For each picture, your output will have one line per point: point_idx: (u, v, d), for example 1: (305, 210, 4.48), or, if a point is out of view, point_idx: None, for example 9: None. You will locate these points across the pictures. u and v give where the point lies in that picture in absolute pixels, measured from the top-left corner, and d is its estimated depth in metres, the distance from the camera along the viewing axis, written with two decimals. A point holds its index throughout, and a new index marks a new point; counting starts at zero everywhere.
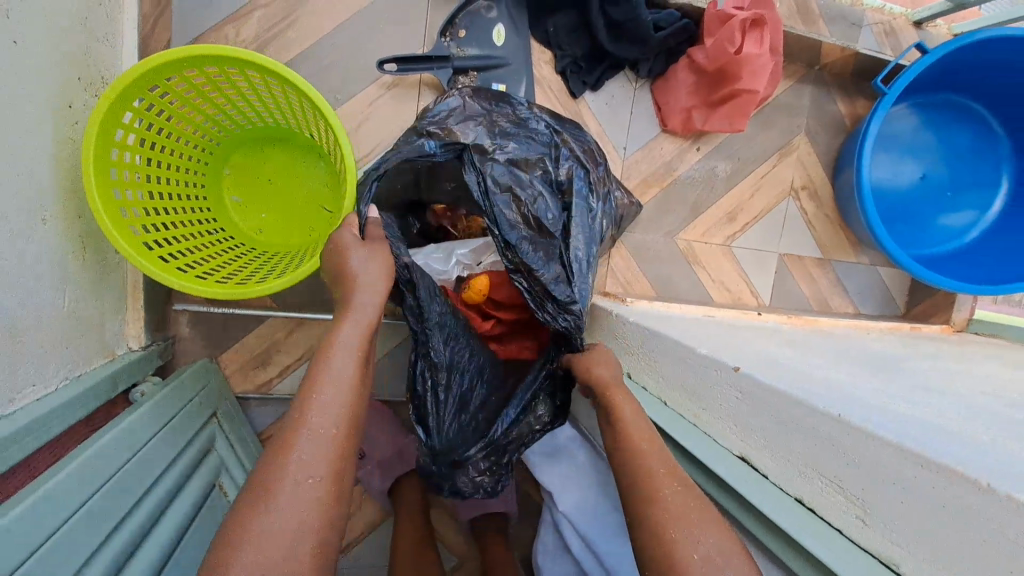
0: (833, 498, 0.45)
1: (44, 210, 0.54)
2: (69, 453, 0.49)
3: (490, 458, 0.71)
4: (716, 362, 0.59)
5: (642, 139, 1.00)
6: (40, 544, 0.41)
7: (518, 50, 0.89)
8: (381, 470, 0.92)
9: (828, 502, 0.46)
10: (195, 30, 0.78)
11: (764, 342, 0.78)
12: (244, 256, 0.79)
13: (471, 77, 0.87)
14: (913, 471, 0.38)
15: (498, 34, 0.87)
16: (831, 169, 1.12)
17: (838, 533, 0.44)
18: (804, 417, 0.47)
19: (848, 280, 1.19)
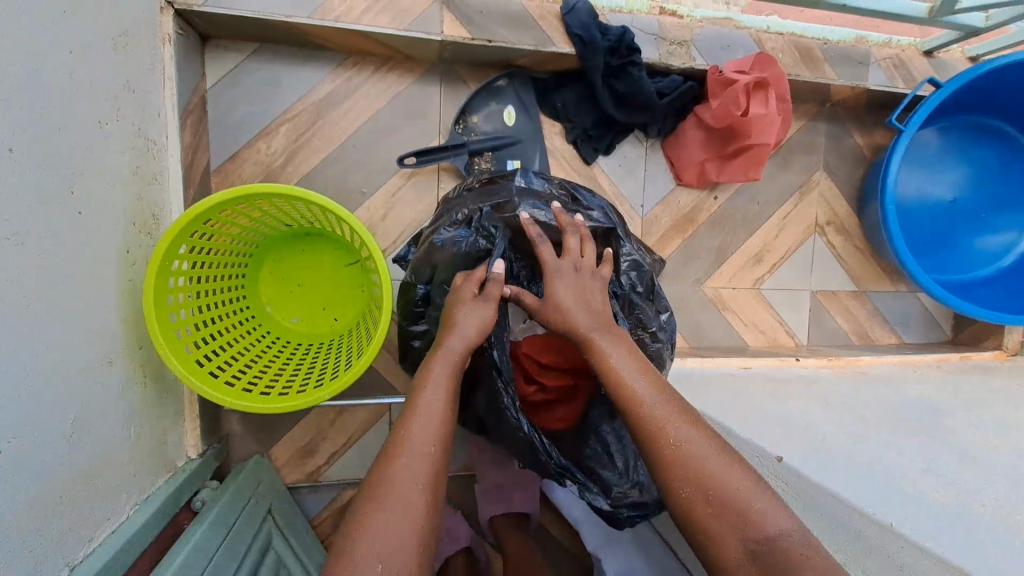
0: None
1: (111, 351, 0.59)
2: None
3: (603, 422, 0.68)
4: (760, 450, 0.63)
5: (658, 194, 1.01)
6: None
7: (529, 127, 0.93)
8: None
9: None
10: (231, 149, 0.85)
11: (804, 401, 0.77)
12: (281, 353, 0.83)
13: (487, 157, 0.90)
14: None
15: (508, 115, 0.91)
16: (855, 201, 1.11)
17: None
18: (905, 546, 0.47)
19: (888, 310, 1.15)
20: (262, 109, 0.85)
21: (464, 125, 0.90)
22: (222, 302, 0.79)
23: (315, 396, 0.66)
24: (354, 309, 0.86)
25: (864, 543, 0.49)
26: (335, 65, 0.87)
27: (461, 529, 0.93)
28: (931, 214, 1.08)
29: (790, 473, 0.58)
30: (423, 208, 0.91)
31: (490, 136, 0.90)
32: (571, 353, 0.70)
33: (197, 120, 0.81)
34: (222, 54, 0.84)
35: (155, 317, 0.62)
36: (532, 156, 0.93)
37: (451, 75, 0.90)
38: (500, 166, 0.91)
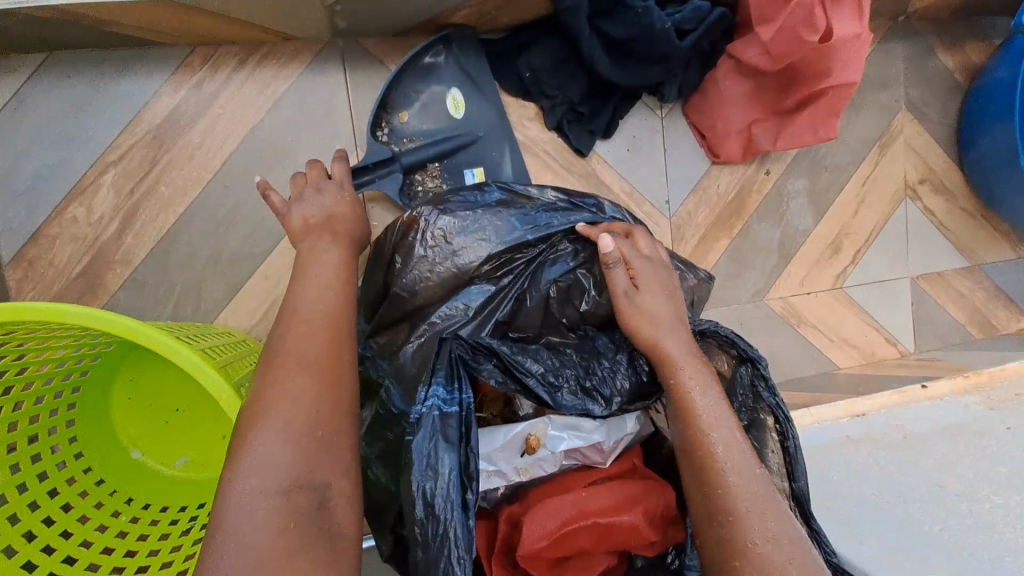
0: None
1: None
2: None
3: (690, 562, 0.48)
4: None
5: (688, 181, 0.71)
6: None
7: (486, 112, 0.61)
8: None
9: None
10: (32, 224, 0.54)
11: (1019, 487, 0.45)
12: (148, 525, 0.53)
13: (434, 171, 0.60)
14: None
15: (454, 102, 0.60)
16: (952, 146, 0.80)
17: None
18: None
19: (1011, 286, 0.85)
20: (71, 154, 0.55)
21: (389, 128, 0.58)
22: (47, 472, 0.48)
23: None
24: None
25: None
26: (178, 67, 0.56)
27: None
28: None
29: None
30: None
31: (432, 140, 0.59)
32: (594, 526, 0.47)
33: None
34: None
35: None
36: (502, 157, 0.62)
37: (359, 56, 0.60)
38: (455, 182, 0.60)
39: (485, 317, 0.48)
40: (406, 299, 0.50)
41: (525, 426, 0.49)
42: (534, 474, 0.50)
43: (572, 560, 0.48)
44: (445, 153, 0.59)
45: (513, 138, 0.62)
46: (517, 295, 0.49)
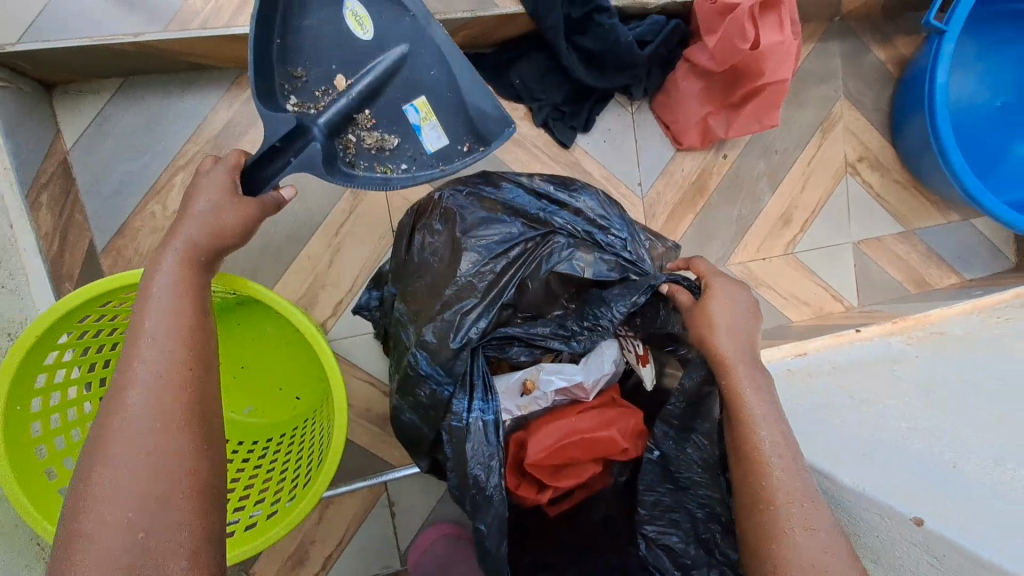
0: None
1: None
2: None
3: (661, 481, 0.57)
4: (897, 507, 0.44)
5: (657, 166, 0.84)
6: None
7: (398, 15, 0.53)
8: None
9: None
10: (116, 221, 0.67)
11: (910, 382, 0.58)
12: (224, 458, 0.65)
13: (365, 117, 0.54)
14: None
15: (358, 23, 0.53)
16: (886, 128, 0.93)
17: None
18: None
19: (942, 246, 0.98)
20: (147, 162, 0.67)
21: (300, 98, 0.53)
22: None
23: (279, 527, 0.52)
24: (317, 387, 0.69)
25: None
26: (229, 85, 0.68)
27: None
28: (989, 124, 0.86)
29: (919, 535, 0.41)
30: (378, 242, 0.74)
31: (354, 82, 0.53)
32: (583, 444, 0.60)
33: (60, 195, 0.63)
34: (77, 101, 0.65)
35: (15, 486, 0.45)
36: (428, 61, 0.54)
37: None
38: (404, 129, 0.55)
39: (493, 298, 0.58)
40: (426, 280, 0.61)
41: (522, 372, 0.62)
42: (533, 409, 0.62)
43: (567, 470, 0.62)
44: (370, 95, 0.53)
45: (465, 60, 0.53)
46: (519, 279, 0.60)
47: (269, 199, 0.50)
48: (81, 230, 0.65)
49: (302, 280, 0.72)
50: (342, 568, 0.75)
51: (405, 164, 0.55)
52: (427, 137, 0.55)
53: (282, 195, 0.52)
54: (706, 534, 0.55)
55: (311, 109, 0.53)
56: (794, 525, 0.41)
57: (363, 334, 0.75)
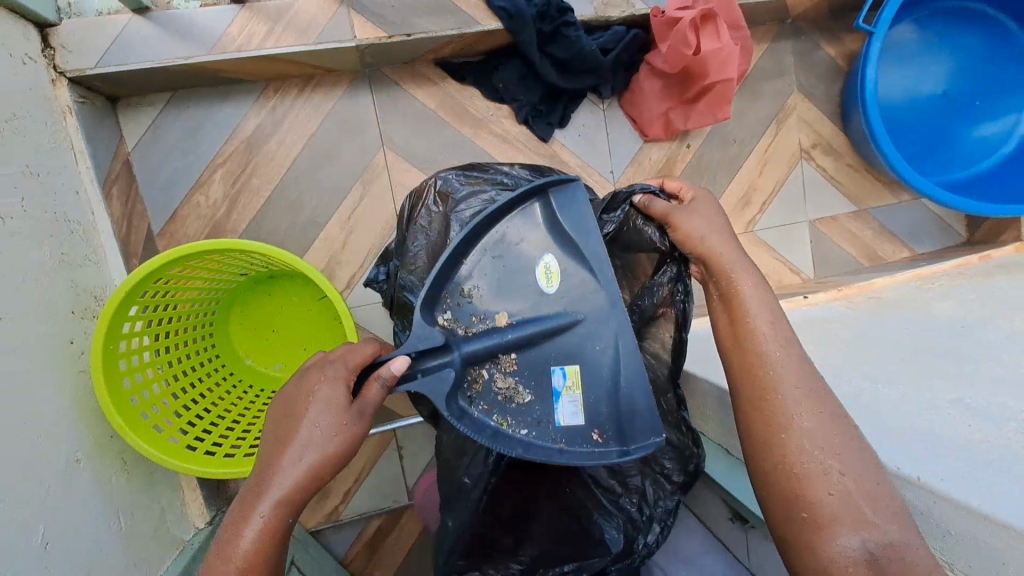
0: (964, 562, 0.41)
1: (76, 452, 0.57)
2: None
3: None
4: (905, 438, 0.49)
5: (627, 156, 0.95)
6: None
7: (585, 287, 0.56)
8: None
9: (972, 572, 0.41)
10: (168, 210, 0.81)
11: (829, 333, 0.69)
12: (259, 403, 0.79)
13: (510, 359, 0.55)
14: None
15: (546, 275, 0.56)
16: (837, 118, 1.03)
17: None
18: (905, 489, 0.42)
19: (894, 224, 1.08)
20: (192, 161, 0.81)
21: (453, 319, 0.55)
22: (199, 363, 0.75)
23: None
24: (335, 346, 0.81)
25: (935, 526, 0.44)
26: (257, 96, 0.82)
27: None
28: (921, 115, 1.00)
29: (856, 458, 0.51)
30: (384, 224, 0.87)
31: (516, 321, 0.55)
32: None
33: (125, 189, 0.78)
34: (136, 111, 0.79)
35: (108, 404, 0.58)
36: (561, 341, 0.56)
37: (382, 80, 0.85)
38: (547, 392, 0.55)
39: None
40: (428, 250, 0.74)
41: None
42: None
43: None
44: (523, 345, 0.55)
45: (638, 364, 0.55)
46: None
47: (374, 388, 0.48)
48: (141, 218, 0.79)
49: (321, 258, 0.86)
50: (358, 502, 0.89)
51: (528, 428, 0.54)
52: (563, 408, 0.55)
53: (392, 371, 0.48)
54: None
55: (457, 329, 0.54)
56: (800, 413, 0.46)
57: (373, 303, 0.88)
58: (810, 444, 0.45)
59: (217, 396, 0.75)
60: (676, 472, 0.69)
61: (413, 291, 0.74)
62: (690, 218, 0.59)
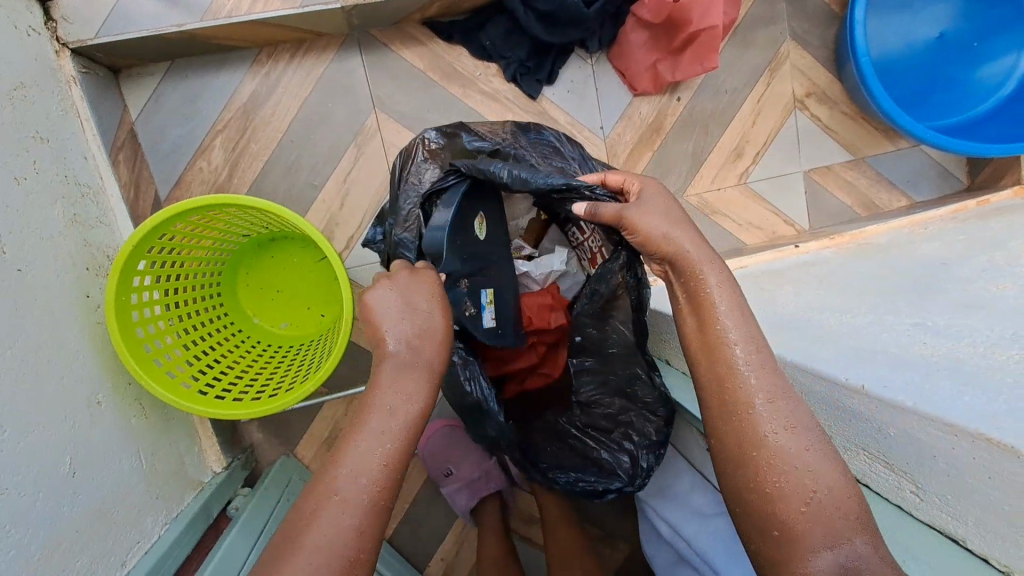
0: (881, 473, 0.40)
1: (97, 394, 0.62)
2: None
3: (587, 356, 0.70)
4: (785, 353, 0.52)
5: (616, 110, 0.96)
6: None
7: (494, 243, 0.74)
8: (464, 493, 0.95)
9: (883, 480, 0.40)
10: (173, 175, 0.86)
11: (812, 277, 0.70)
12: (265, 357, 0.83)
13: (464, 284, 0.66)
14: (971, 454, 0.32)
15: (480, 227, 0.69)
16: (832, 64, 1.02)
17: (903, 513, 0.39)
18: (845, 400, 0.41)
19: (893, 172, 1.07)
20: (193, 128, 0.86)
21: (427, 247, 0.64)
22: (208, 320, 0.80)
23: (305, 388, 0.69)
24: (336, 303, 0.85)
25: (871, 431, 0.40)
26: (250, 63, 0.86)
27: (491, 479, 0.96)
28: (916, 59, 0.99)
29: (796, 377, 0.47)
30: (379, 185, 0.90)
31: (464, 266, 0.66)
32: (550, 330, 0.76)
33: (131, 156, 0.83)
34: (138, 81, 0.84)
35: (123, 350, 0.63)
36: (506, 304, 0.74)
37: (371, 43, 0.88)
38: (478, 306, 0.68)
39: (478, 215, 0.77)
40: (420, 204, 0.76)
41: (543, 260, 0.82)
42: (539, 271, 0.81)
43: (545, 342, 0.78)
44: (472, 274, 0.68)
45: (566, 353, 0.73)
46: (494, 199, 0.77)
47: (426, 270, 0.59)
48: (149, 184, 0.84)
49: (320, 219, 0.89)
50: None
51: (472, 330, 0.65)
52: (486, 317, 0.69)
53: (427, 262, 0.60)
54: (629, 389, 0.69)
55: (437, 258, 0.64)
56: (773, 430, 0.43)
57: (372, 262, 0.92)
58: (781, 462, 0.42)
59: (225, 350, 0.80)
60: (658, 407, 0.67)
61: (407, 244, 0.74)
62: (645, 214, 0.52)
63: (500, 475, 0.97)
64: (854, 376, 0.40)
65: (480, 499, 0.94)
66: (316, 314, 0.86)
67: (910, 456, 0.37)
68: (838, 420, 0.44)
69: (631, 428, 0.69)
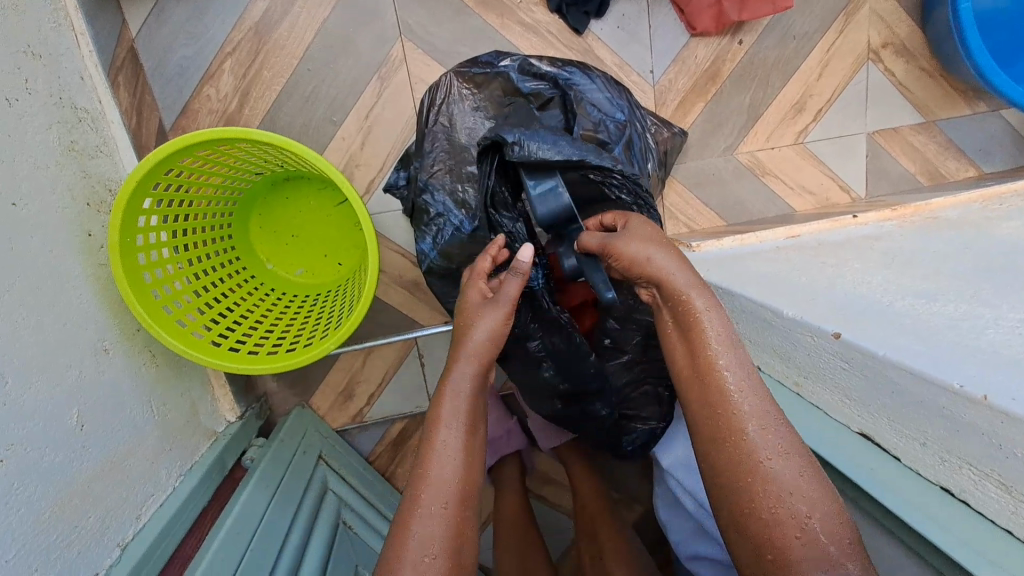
0: (988, 491, 0.35)
1: (104, 341, 0.58)
2: (208, 537, 0.58)
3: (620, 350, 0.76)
4: (807, 325, 0.49)
5: (670, 53, 0.87)
6: None
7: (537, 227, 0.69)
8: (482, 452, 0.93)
9: (985, 496, 0.36)
10: (179, 102, 0.78)
11: (885, 258, 0.63)
12: (280, 306, 0.79)
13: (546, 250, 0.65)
14: None
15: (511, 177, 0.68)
16: (917, 11, 0.91)
17: (1003, 531, 0.35)
18: (952, 409, 0.36)
19: (965, 140, 0.97)
20: (200, 49, 0.77)
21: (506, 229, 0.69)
22: (221, 265, 0.75)
23: (323, 345, 0.64)
24: (355, 252, 0.80)
25: (978, 441, 0.35)
26: None
27: (512, 440, 0.94)
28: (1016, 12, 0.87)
29: (872, 368, 0.42)
30: (404, 125, 0.82)
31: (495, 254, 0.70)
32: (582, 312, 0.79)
33: (133, 77, 0.75)
34: None
35: (129, 294, 0.58)
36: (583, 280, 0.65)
37: None
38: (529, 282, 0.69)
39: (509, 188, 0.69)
40: (450, 154, 0.72)
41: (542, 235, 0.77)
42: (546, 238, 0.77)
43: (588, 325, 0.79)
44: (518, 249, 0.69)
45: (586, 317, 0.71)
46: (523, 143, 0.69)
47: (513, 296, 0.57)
48: (152, 111, 0.77)
49: (339, 158, 0.82)
50: (381, 406, 0.94)
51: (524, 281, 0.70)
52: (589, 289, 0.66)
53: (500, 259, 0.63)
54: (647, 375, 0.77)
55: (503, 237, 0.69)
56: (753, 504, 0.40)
57: (395, 210, 0.86)
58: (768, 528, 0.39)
59: (238, 298, 0.75)
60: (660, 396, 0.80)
61: (435, 194, 0.71)
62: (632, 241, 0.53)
63: (520, 436, 0.95)
64: (971, 383, 0.34)
65: (502, 457, 0.93)
66: (334, 265, 0.81)
67: None
68: (928, 422, 0.38)
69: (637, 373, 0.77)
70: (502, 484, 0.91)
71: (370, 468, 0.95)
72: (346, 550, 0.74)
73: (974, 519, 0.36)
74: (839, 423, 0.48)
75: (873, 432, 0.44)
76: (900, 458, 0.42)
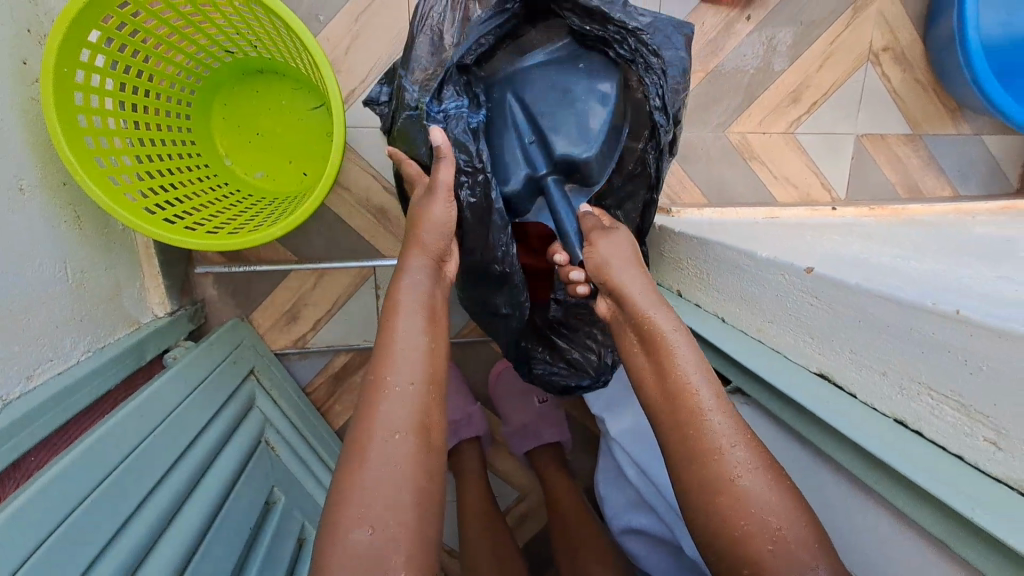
0: (951, 421, 0.34)
1: (22, 179, 0.52)
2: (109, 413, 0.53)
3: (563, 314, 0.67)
4: (779, 263, 0.47)
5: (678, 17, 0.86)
6: (84, 496, 0.45)
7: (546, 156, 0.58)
8: None
9: (946, 426, 0.34)
10: None
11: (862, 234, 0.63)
12: (231, 199, 0.72)
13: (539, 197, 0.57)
14: None
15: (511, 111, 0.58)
16: (921, 21, 0.92)
17: (961, 463, 0.33)
18: (925, 330, 0.34)
19: (945, 159, 0.99)
20: None
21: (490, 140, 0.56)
22: (171, 141, 0.69)
23: (270, 230, 0.58)
24: (321, 159, 0.74)
25: (949, 362, 0.33)
26: None
27: (473, 423, 0.92)
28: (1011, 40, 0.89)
29: (842, 299, 0.40)
30: (395, 35, 0.77)
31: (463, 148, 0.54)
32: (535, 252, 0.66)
33: None
34: None
35: (56, 126, 0.52)
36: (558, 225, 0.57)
37: None
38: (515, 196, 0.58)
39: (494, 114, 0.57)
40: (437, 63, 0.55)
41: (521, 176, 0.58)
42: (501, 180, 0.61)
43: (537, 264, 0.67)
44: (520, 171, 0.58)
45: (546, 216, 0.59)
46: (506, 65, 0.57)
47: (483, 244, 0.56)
48: None
49: None
50: (327, 333, 0.88)
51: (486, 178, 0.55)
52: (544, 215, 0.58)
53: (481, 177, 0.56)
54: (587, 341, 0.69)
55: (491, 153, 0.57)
56: None
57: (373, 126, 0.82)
58: None
59: (184, 179, 0.68)
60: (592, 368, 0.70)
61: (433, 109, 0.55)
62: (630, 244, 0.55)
63: None
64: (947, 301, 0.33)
65: (462, 442, 0.90)
66: (296, 171, 0.75)
67: (993, 396, 0.31)
68: (897, 350, 0.37)
69: (608, 326, 0.67)
70: (461, 469, 0.88)
71: (306, 399, 0.89)
72: (267, 467, 0.69)
73: (932, 451, 0.35)
74: (800, 365, 0.46)
75: (833, 371, 0.43)
76: (857, 395, 0.41)
